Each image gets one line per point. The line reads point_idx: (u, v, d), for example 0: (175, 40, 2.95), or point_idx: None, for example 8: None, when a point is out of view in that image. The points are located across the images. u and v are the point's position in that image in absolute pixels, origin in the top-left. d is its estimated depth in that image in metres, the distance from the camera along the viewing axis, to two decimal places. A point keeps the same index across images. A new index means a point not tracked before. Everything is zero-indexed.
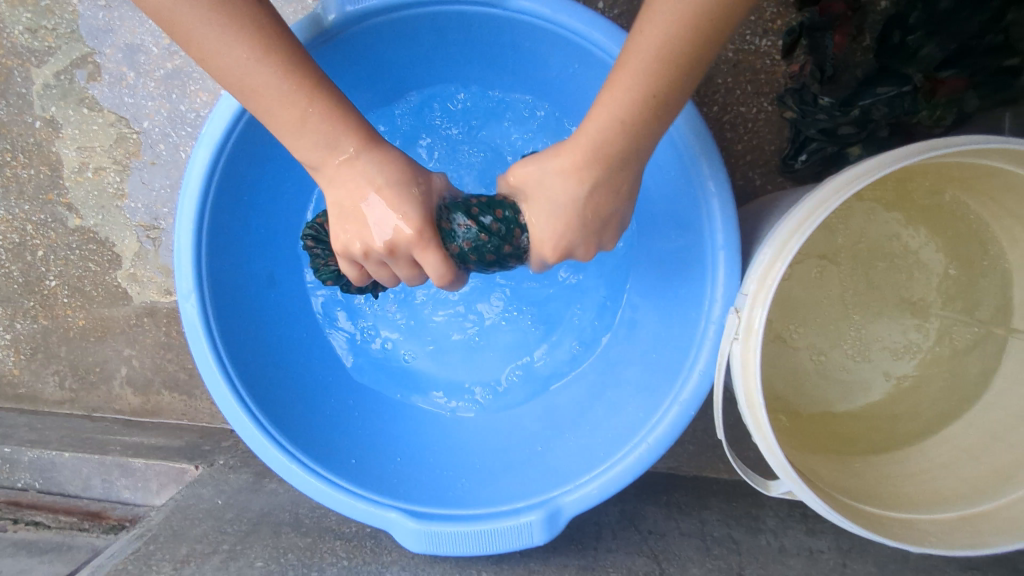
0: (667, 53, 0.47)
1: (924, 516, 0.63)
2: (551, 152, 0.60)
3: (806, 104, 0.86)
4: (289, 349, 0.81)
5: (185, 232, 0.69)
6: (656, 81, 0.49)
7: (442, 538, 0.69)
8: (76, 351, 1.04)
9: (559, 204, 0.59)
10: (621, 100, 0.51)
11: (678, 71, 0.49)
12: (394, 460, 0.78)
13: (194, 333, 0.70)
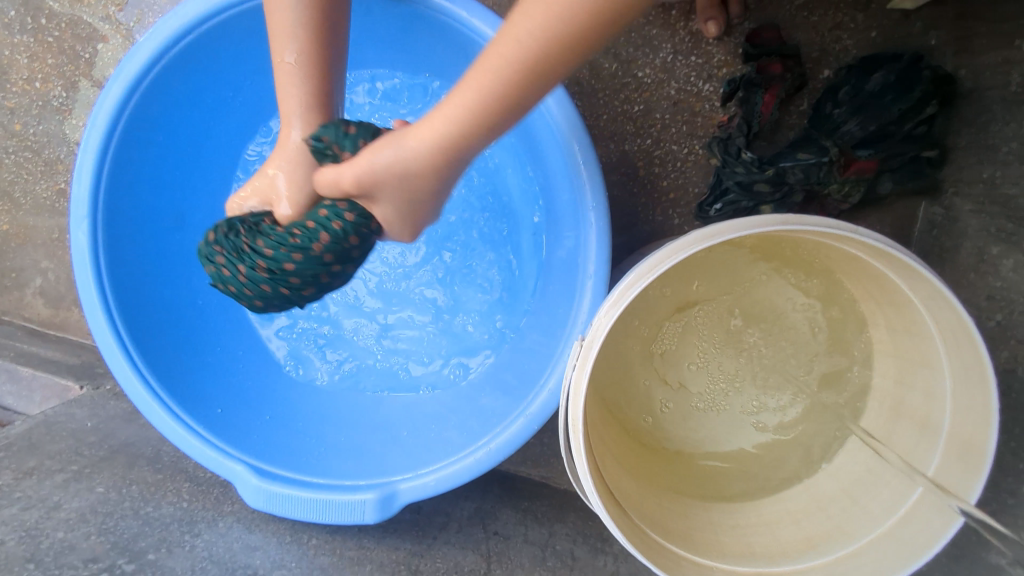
0: (530, 59, 0.49)
1: (725, 565, 0.66)
2: (405, 136, 0.59)
3: (729, 154, 0.88)
4: (184, 291, 0.83)
5: (87, 159, 0.70)
6: (516, 93, 0.52)
7: (279, 498, 0.73)
8: None
9: (410, 199, 0.63)
10: (474, 98, 0.53)
11: (537, 77, 0.50)
12: (261, 417, 0.82)
13: (80, 260, 0.72)
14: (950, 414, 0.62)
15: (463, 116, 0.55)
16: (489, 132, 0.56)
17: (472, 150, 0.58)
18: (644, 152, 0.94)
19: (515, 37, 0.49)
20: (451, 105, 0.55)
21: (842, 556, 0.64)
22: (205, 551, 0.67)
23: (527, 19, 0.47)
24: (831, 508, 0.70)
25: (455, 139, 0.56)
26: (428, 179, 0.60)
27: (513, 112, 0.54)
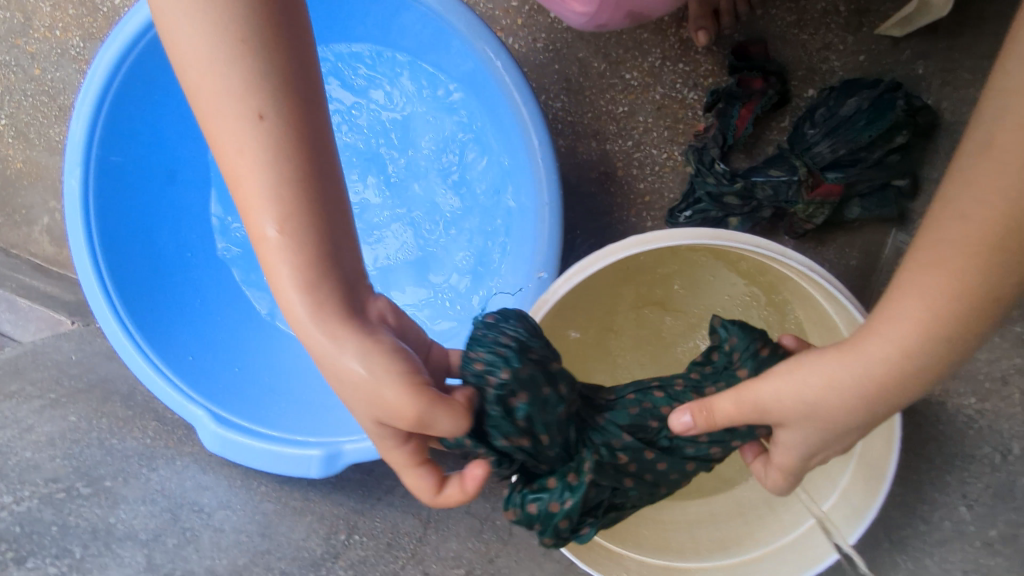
0: (888, 364, 0.50)
1: (636, 556, 0.70)
2: (700, 410, 0.56)
3: (703, 164, 0.90)
4: (168, 242, 0.90)
5: (83, 111, 0.77)
6: (916, 344, 0.49)
7: (234, 445, 0.78)
8: (7, 188, 1.11)
9: (804, 438, 0.56)
10: (857, 376, 0.51)
11: (877, 387, 0.51)
12: (230, 367, 0.88)
13: (71, 203, 0.78)
14: (862, 442, 0.66)
15: (851, 374, 0.51)
16: (912, 379, 0.50)
17: (860, 396, 0.52)
18: (624, 153, 0.97)
19: (926, 292, 0.48)
20: (852, 362, 0.51)
21: (741, 560, 0.69)
22: (157, 485, 0.73)
23: (924, 293, 0.48)
24: (747, 514, 0.74)
25: (835, 415, 0.53)
26: (804, 435, 0.56)
27: (933, 353, 0.49)
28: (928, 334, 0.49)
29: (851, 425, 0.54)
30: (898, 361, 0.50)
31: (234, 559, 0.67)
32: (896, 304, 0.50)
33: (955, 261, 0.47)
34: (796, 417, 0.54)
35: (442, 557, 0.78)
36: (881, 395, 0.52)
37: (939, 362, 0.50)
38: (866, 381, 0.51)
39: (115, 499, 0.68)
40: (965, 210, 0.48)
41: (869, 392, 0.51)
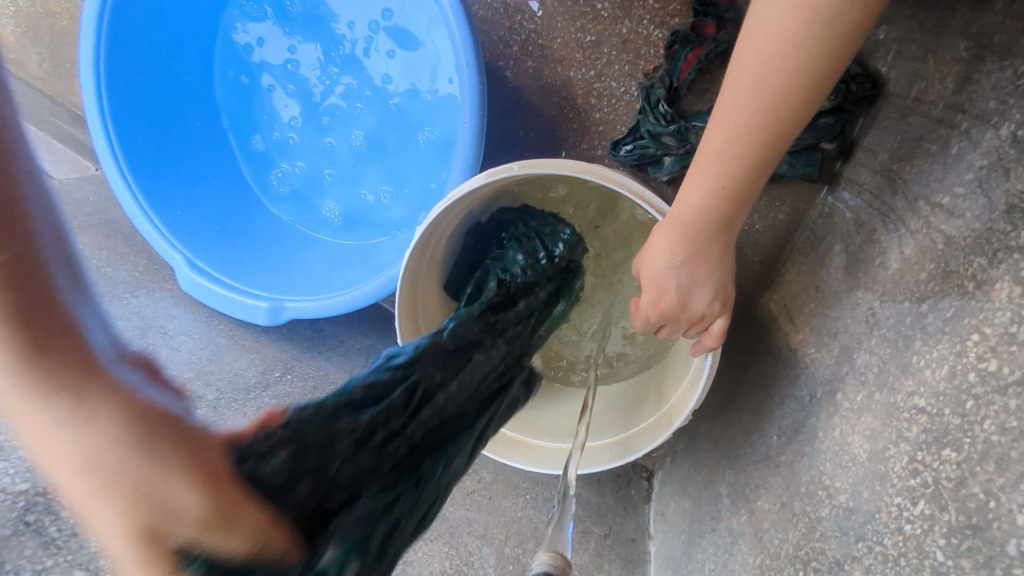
0: (746, 188, 0.56)
1: (500, 427, 0.85)
2: (659, 284, 0.65)
3: (648, 104, 0.95)
4: (177, 121, 1.04)
5: (87, 17, 0.89)
6: (734, 169, 0.54)
7: (202, 290, 0.95)
8: (57, 43, 1.22)
9: (679, 299, 0.65)
10: (724, 205, 0.57)
11: (743, 200, 0.57)
12: (217, 228, 1.04)
13: (84, 80, 0.93)
14: (694, 367, 0.77)
15: (700, 212, 0.58)
16: (734, 203, 0.57)
17: (704, 225, 0.59)
18: (585, 83, 1.02)
19: (752, 98, 0.50)
20: (685, 200, 0.59)
21: (586, 447, 0.83)
22: (136, 308, 0.90)
23: (714, 149, 0.55)
24: (608, 413, 0.88)
25: (710, 248, 0.61)
26: (690, 271, 0.62)
27: (750, 178, 0.55)
28: (764, 128, 0.51)
29: (702, 259, 0.61)
30: (736, 197, 0.57)
31: (182, 371, 0.85)
32: (722, 126, 0.53)
33: (742, 105, 0.51)
34: (658, 259, 0.63)
35: None
36: (732, 226, 0.60)
37: (757, 183, 0.56)
38: (698, 212, 0.58)
39: (99, 312, 0.86)
40: (737, 76, 0.51)
41: (711, 220, 0.58)
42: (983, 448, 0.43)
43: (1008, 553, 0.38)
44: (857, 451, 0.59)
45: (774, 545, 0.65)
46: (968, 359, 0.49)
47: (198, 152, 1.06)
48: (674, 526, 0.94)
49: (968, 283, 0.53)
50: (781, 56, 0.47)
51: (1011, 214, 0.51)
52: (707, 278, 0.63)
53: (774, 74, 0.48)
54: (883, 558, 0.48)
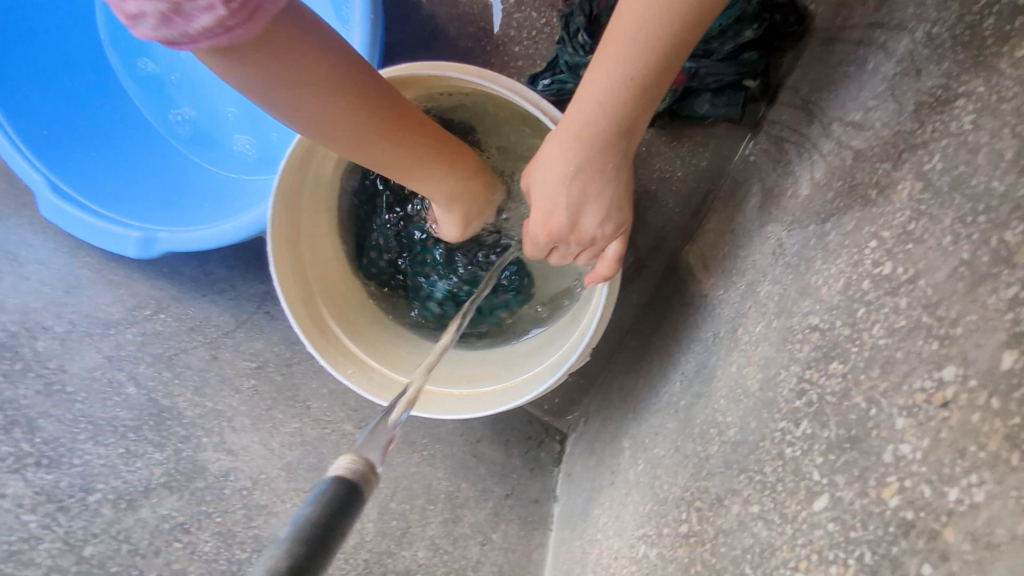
0: (646, 82, 0.50)
1: (387, 371, 0.78)
2: (549, 202, 0.59)
3: (566, 31, 0.88)
4: (45, 32, 0.92)
5: None
6: (638, 57, 0.48)
7: (64, 216, 0.84)
8: None
9: (569, 216, 0.59)
10: (625, 102, 0.51)
11: (644, 98, 0.51)
12: (89, 152, 0.92)
13: None
14: (593, 303, 0.71)
15: (596, 111, 0.52)
16: (635, 100, 0.51)
17: (599, 125, 0.53)
18: (505, 12, 0.95)
19: None
20: (584, 95, 0.52)
21: (475, 391, 0.76)
22: None
23: (619, 30, 0.48)
24: (504, 358, 0.82)
25: (604, 156, 0.55)
26: (583, 182, 0.56)
27: (658, 67, 0.49)
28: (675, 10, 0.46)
29: (597, 169, 0.55)
30: (637, 93, 0.51)
31: (27, 300, 0.75)
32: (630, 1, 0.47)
33: None
34: (550, 167, 0.57)
35: (239, 349, 0.86)
36: (631, 132, 0.54)
37: (661, 77, 0.50)
38: (595, 109, 0.52)
39: None
40: None
41: (608, 120, 0.52)
42: (870, 354, 0.38)
43: (884, 461, 0.33)
44: (750, 382, 0.54)
45: (664, 489, 0.60)
46: (865, 266, 0.44)
47: (71, 69, 0.94)
48: (578, 484, 0.89)
49: (871, 191, 0.48)
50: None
51: (919, 112, 0.46)
52: (603, 196, 0.57)
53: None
54: (761, 487, 0.43)
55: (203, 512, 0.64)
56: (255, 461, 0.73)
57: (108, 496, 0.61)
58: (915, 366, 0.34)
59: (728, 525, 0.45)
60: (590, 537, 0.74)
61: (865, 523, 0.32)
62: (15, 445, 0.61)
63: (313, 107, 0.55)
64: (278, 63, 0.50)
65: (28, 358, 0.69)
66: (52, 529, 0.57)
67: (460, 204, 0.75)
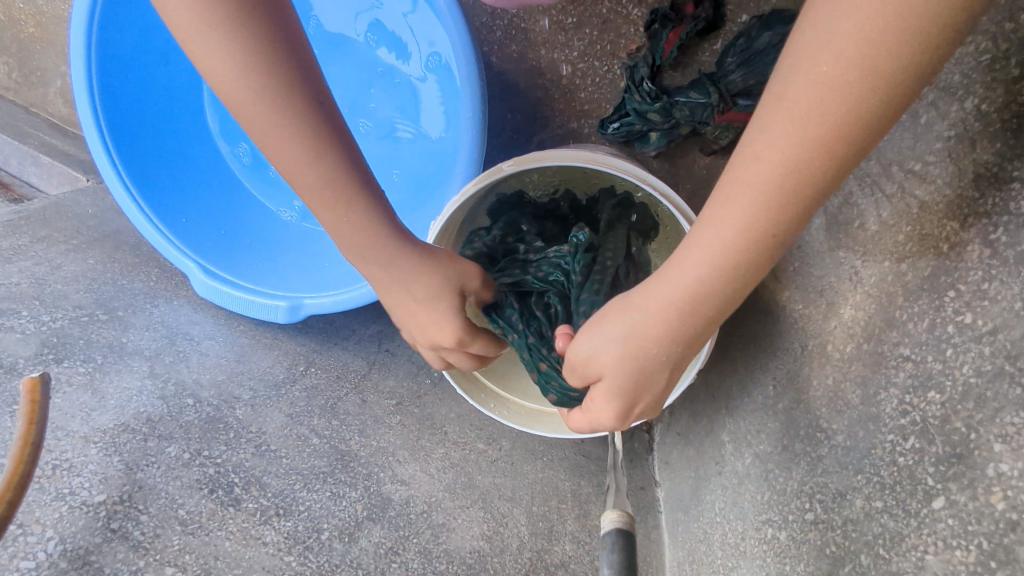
0: (758, 235, 0.52)
1: (517, 399, 0.97)
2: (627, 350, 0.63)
3: (632, 81, 0.99)
4: (168, 141, 1.08)
5: (77, 49, 0.94)
6: (764, 213, 0.51)
7: (220, 294, 1.00)
8: (50, 59, 1.26)
9: (659, 359, 0.63)
10: (735, 256, 0.54)
11: (762, 254, 0.53)
12: (219, 234, 1.08)
13: (83, 110, 0.98)
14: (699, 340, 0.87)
15: (710, 265, 0.55)
16: (752, 255, 0.54)
17: (709, 281, 0.56)
18: (569, 64, 1.06)
19: (789, 128, 0.48)
20: (703, 248, 0.55)
21: None
22: (159, 317, 0.96)
23: (743, 184, 0.51)
24: None
25: (709, 305, 0.57)
26: (688, 328, 0.60)
27: (798, 207, 0.51)
28: (806, 167, 0.49)
29: (710, 313, 0.58)
30: (747, 244, 0.53)
31: (215, 375, 0.90)
32: (767, 147, 0.49)
33: (786, 130, 0.48)
34: (650, 324, 0.60)
35: (379, 390, 0.99)
36: (745, 281, 0.56)
37: (779, 227, 0.52)
38: (708, 265, 0.55)
39: (126, 325, 0.90)
40: (797, 77, 0.47)
41: (719, 279, 0.55)
42: (963, 389, 0.52)
43: (988, 474, 0.46)
44: (850, 395, 0.67)
45: (780, 482, 0.74)
46: (946, 313, 0.57)
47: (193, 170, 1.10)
48: (679, 472, 1.03)
49: (942, 244, 0.60)
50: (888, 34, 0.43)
51: (978, 182, 0.58)
52: (693, 338, 0.61)
53: (849, 92, 0.45)
54: (881, 486, 0.57)
55: (403, 536, 0.80)
56: (424, 486, 0.88)
57: (333, 532, 0.77)
58: (1006, 404, 0.47)
59: (854, 515, 0.59)
60: (707, 520, 0.88)
61: (979, 519, 0.46)
62: (258, 501, 0.77)
63: (301, 172, 0.64)
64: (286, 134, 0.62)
65: (237, 426, 0.83)
66: (308, 565, 0.72)
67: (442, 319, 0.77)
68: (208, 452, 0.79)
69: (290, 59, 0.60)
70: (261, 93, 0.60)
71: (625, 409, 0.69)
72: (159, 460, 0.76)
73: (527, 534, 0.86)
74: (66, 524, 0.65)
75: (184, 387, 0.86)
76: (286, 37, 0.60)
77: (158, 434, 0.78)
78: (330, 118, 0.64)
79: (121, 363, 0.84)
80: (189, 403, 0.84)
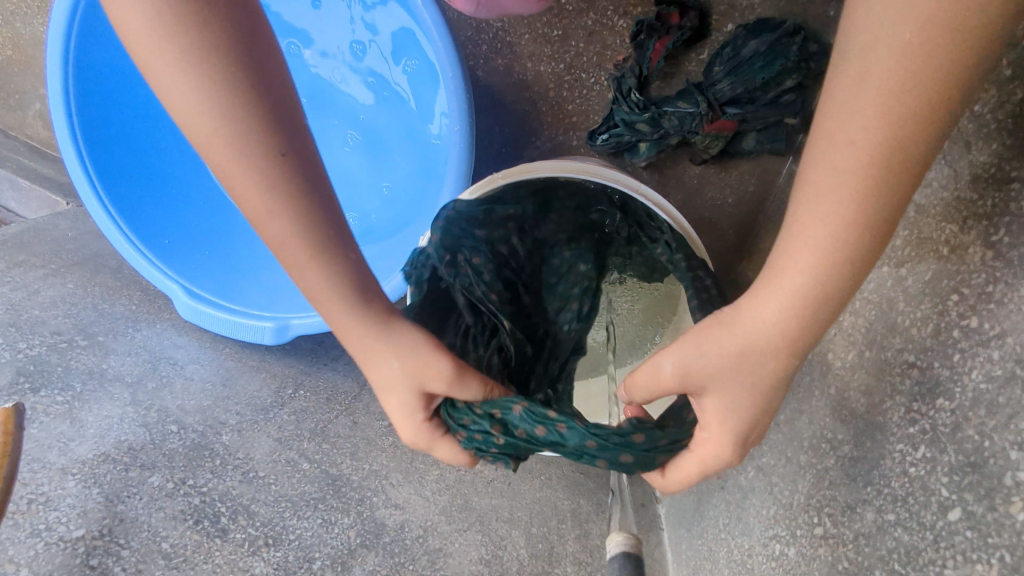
0: (876, 211, 0.47)
1: None
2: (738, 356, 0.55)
3: (620, 92, 0.98)
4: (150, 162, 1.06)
5: (53, 71, 0.92)
6: (879, 190, 0.46)
7: (204, 316, 0.97)
8: (27, 80, 1.24)
9: (776, 371, 0.55)
10: (853, 242, 0.48)
11: (879, 232, 0.48)
12: (204, 254, 1.06)
13: (60, 133, 0.95)
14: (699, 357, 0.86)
15: (825, 256, 0.49)
16: (870, 236, 0.48)
17: (832, 272, 0.50)
18: (557, 76, 1.05)
19: (882, 97, 0.44)
20: (813, 240, 0.49)
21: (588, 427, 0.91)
22: (141, 342, 0.93)
23: (840, 166, 0.47)
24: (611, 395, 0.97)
25: (831, 300, 0.51)
26: (810, 330, 0.53)
27: (905, 180, 0.46)
28: (912, 136, 0.44)
29: (822, 322, 0.53)
30: (870, 228, 0.48)
31: (200, 400, 0.87)
32: (860, 123, 0.45)
33: (879, 101, 0.44)
34: (768, 336, 0.54)
35: None
36: (867, 268, 0.50)
37: (897, 202, 0.47)
38: (826, 255, 0.49)
39: (106, 350, 0.87)
40: (875, 46, 0.44)
41: (837, 268, 0.49)
42: (973, 395, 0.50)
43: (1005, 483, 0.45)
44: (854, 405, 0.65)
45: (786, 495, 0.72)
46: (951, 317, 0.55)
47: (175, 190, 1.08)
48: (680, 487, 1.01)
49: (943, 247, 0.59)
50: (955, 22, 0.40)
51: (976, 183, 0.57)
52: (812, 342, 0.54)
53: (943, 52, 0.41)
54: (892, 498, 0.55)
55: (399, 563, 0.77)
56: (419, 510, 0.85)
57: (325, 562, 0.74)
58: (1019, 410, 0.46)
59: (865, 529, 0.58)
60: (711, 536, 0.86)
61: (999, 531, 0.45)
62: (246, 532, 0.74)
63: (261, 225, 0.56)
64: (254, 181, 0.54)
65: (223, 453, 0.80)
66: None
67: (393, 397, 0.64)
68: (193, 481, 0.76)
69: (267, 98, 0.52)
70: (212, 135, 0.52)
71: (743, 440, 0.60)
72: (141, 490, 0.73)
73: (526, 557, 0.83)
74: (41, 563, 0.62)
75: (167, 413, 0.83)
76: (253, 73, 0.52)
77: (140, 463, 0.75)
78: (293, 164, 0.54)
79: (101, 391, 0.81)
80: (173, 430, 0.81)
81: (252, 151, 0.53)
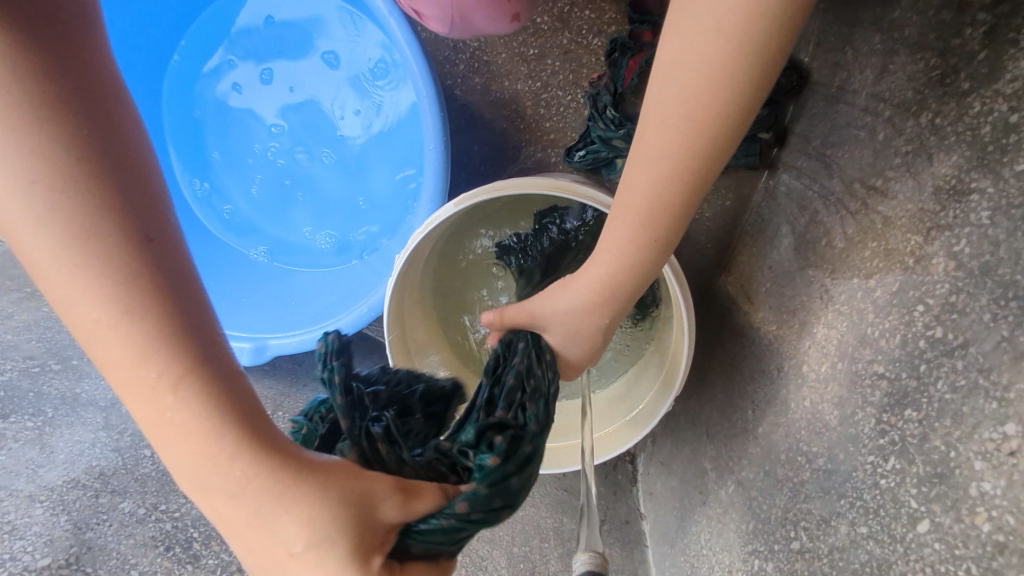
0: (670, 195, 0.56)
1: None
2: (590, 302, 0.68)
3: (595, 110, 0.99)
4: None
5: None
6: (674, 182, 0.55)
7: None
8: None
9: (600, 306, 0.68)
10: (651, 220, 0.58)
11: (680, 211, 0.57)
12: None
13: None
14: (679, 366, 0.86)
15: (635, 231, 0.60)
16: (672, 216, 0.58)
17: (639, 240, 0.60)
18: (533, 94, 1.06)
19: (677, 112, 0.51)
20: (626, 216, 0.59)
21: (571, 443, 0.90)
22: None
23: (655, 163, 0.54)
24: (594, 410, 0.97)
25: (639, 262, 0.62)
26: (627, 279, 0.65)
27: (695, 174, 0.54)
28: (701, 144, 0.52)
29: (640, 273, 0.64)
30: (675, 209, 0.57)
31: None
32: (661, 129, 0.52)
33: (678, 115, 0.51)
34: (589, 286, 0.67)
35: None
36: (670, 236, 0.60)
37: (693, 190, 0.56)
38: (634, 229, 0.59)
39: (81, 373, 0.87)
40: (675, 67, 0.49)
41: (644, 240, 0.60)
42: (939, 406, 0.50)
43: (971, 494, 0.45)
44: (828, 417, 0.65)
45: (764, 510, 0.72)
46: (917, 328, 0.56)
47: None
48: (663, 503, 1.01)
49: (908, 259, 0.60)
50: (716, 80, 0.48)
51: (938, 195, 0.58)
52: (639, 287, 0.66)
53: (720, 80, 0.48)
54: (865, 511, 0.55)
55: None
56: None
57: None
58: (982, 420, 0.46)
59: (840, 542, 0.57)
60: (694, 552, 0.86)
61: (966, 543, 0.45)
62: (216, 557, 0.72)
63: (114, 346, 0.45)
64: (95, 292, 0.44)
65: None
66: None
67: (322, 564, 0.46)
68: (165, 506, 0.77)
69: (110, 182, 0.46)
70: (53, 230, 0.44)
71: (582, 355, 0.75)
72: (110, 517, 0.75)
73: None
74: None
75: (141, 436, 0.83)
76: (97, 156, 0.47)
77: (111, 489, 0.77)
78: (155, 256, 0.47)
79: (73, 415, 0.82)
80: (147, 453, 0.81)
81: (104, 239, 0.45)
